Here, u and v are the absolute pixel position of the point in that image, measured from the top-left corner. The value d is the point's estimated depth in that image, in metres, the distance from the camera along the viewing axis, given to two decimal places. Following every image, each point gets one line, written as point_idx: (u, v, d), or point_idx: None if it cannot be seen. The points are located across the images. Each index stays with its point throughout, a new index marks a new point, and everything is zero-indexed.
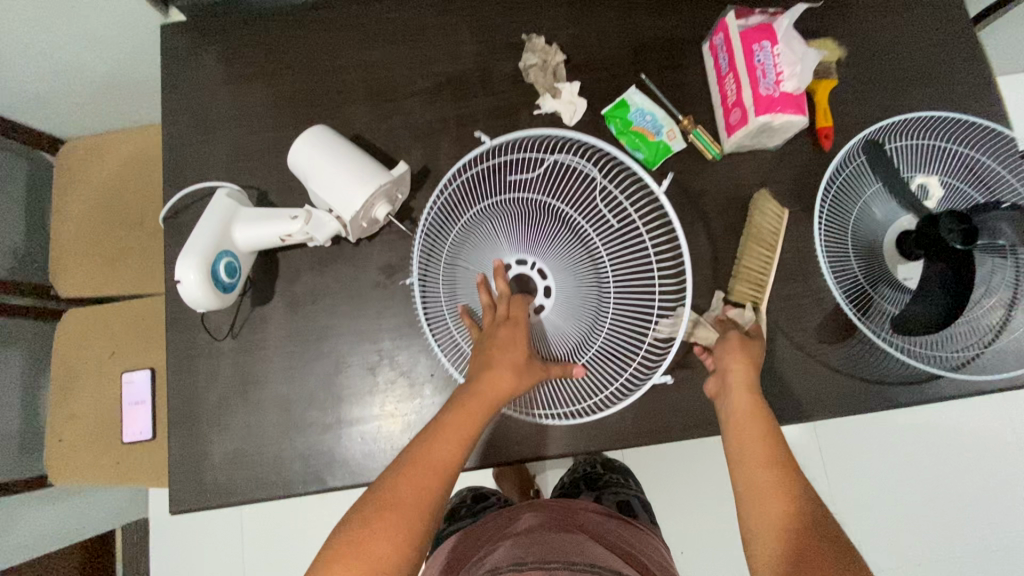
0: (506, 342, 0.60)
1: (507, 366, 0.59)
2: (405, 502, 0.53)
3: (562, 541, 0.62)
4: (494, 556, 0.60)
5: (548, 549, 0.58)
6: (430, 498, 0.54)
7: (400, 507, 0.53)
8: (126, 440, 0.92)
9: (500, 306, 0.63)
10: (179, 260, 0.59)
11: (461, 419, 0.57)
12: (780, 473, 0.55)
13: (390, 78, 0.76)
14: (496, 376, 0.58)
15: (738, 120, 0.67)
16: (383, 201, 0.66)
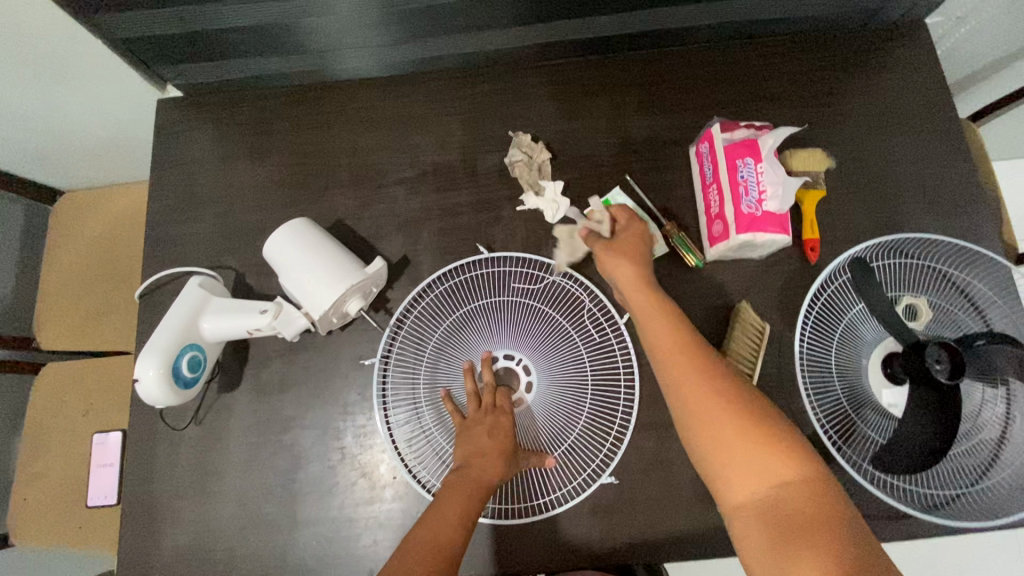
0: (492, 422, 0.61)
1: (495, 447, 0.59)
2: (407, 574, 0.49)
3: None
4: None
5: None
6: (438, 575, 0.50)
7: None
8: (88, 503, 0.88)
9: (486, 395, 0.63)
10: (140, 357, 0.59)
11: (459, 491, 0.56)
12: (703, 372, 0.54)
13: (376, 165, 0.76)
14: (485, 461, 0.58)
15: (719, 233, 0.66)
16: (357, 296, 0.65)
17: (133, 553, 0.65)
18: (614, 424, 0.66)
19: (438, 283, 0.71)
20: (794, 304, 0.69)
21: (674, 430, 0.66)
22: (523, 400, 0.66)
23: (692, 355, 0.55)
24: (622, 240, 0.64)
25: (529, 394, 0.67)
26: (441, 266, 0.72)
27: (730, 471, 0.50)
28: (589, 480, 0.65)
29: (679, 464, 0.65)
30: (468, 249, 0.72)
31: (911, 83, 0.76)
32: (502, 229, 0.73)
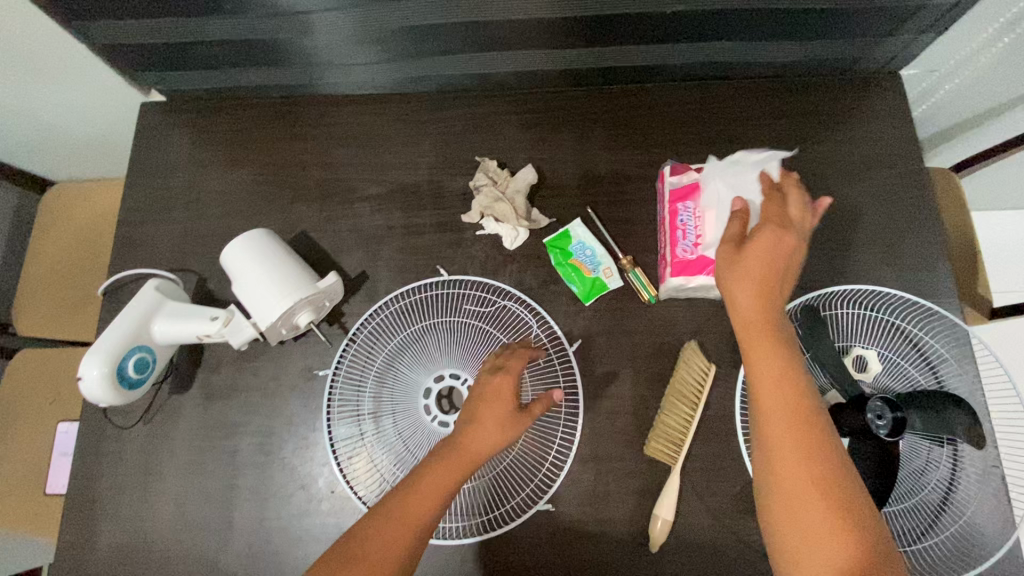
0: (495, 397, 0.56)
1: (492, 421, 0.55)
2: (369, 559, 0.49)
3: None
4: None
5: None
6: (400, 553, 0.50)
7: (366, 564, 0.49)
8: (47, 491, 0.92)
9: (498, 357, 0.59)
10: (87, 355, 0.60)
11: (441, 474, 0.53)
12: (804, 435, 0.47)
13: (345, 180, 0.77)
14: (477, 434, 0.54)
15: (666, 273, 0.67)
16: (307, 309, 0.66)
17: (70, 547, 0.66)
18: (550, 450, 0.66)
19: (390, 302, 0.71)
20: None
21: (613, 465, 0.66)
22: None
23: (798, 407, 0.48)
24: (751, 255, 0.52)
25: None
26: (398, 284, 0.73)
27: (784, 533, 0.46)
28: (521, 505, 0.65)
29: (614, 500, 0.65)
30: (426, 269, 0.73)
31: (879, 135, 0.77)
32: (461, 251, 0.74)
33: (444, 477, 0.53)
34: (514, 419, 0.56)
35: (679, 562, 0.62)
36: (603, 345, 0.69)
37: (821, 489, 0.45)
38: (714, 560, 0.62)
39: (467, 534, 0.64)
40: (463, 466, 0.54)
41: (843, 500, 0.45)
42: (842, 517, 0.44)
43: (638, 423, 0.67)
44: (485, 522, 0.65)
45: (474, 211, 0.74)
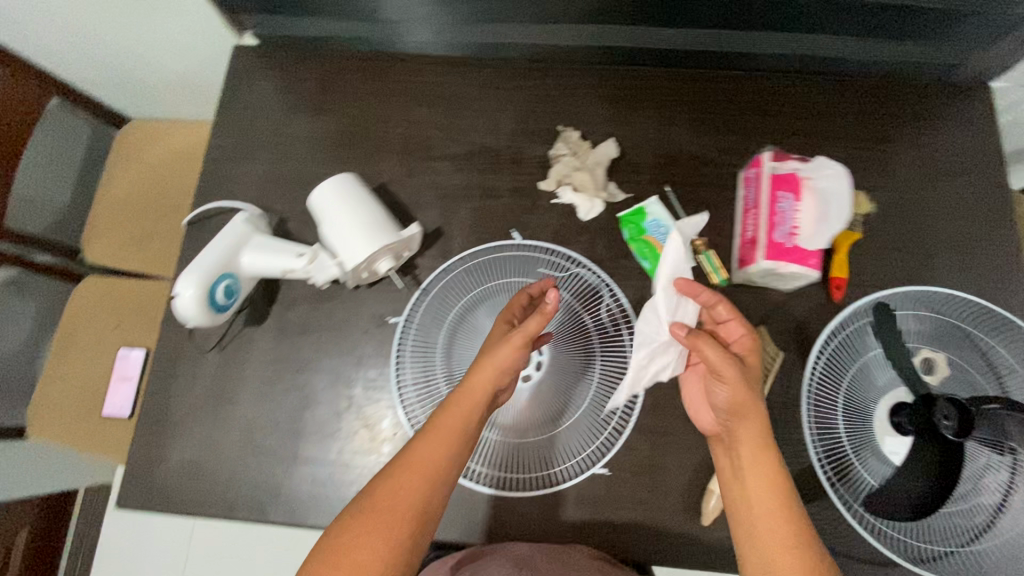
0: (493, 340, 0.60)
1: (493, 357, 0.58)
2: (385, 510, 0.52)
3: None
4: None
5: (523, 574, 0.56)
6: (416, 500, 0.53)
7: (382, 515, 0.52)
8: (104, 414, 0.93)
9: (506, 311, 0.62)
10: (182, 275, 0.62)
11: (448, 426, 0.56)
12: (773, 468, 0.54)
13: (427, 137, 0.78)
14: (485, 371, 0.58)
15: (749, 257, 0.66)
16: (387, 256, 0.68)
17: (141, 460, 0.68)
18: (613, 417, 0.67)
19: (462, 261, 0.73)
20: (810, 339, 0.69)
21: (671, 439, 0.67)
22: (530, 377, 0.68)
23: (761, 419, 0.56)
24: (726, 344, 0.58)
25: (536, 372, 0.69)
26: (471, 243, 0.74)
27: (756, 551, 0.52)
28: (577, 466, 0.66)
29: (669, 473, 0.66)
30: (500, 231, 0.74)
31: (965, 143, 0.76)
32: (535, 218, 0.74)
33: (450, 427, 0.56)
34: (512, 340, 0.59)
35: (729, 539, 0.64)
36: None
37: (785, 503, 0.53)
38: None
39: (522, 488, 0.66)
40: (477, 407, 0.57)
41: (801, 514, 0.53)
42: (795, 507, 0.52)
43: None
44: (542, 478, 0.66)
45: (551, 179, 0.74)
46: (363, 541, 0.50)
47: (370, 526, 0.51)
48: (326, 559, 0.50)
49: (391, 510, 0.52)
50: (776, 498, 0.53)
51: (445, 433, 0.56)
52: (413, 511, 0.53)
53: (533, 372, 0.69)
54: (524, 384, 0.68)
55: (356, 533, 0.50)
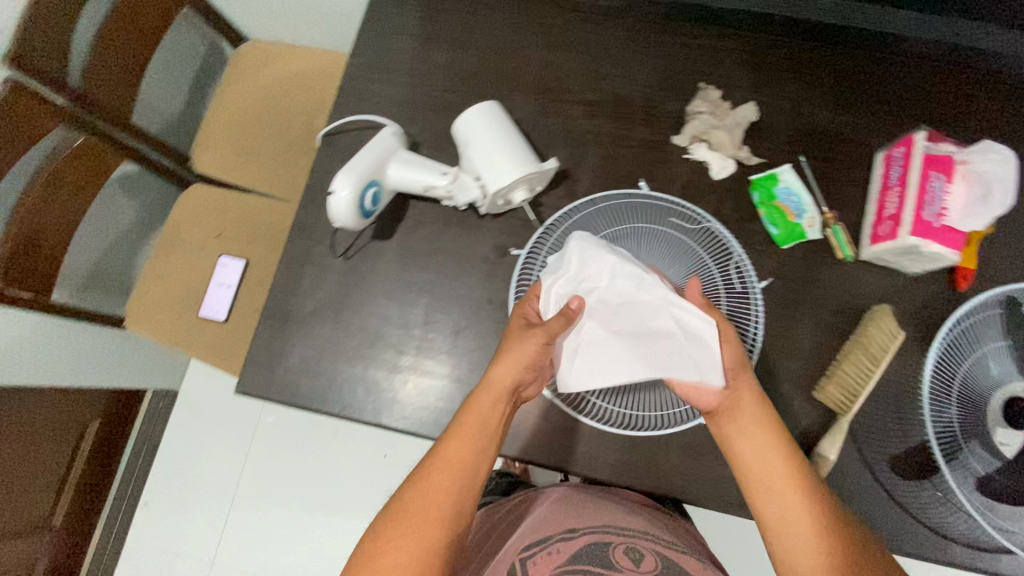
0: (517, 334, 0.59)
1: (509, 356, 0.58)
2: (414, 515, 0.53)
3: (583, 514, 0.64)
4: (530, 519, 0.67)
5: (581, 512, 0.64)
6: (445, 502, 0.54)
7: (412, 517, 0.53)
8: (202, 313, 0.98)
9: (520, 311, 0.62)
10: (338, 175, 0.64)
11: (470, 424, 0.57)
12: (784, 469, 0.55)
13: (563, 80, 0.79)
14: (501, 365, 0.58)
15: (887, 233, 0.67)
16: (524, 186, 0.69)
17: (263, 351, 0.71)
18: None
19: (592, 202, 0.73)
20: (929, 323, 0.69)
21: (780, 401, 0.68)
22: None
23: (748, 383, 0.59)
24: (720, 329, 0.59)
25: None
26: (598, 187, 0.75)
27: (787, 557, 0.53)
28: (686, 412, 0.68)
29: None
30: (629, 179, 0.75)
31: None
32: (665, 170, 0.75)
33: (466, 427, 0.56)
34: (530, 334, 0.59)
35: None
36: (791, 288, 0.70)
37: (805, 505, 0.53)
38: (859, 508, 0.65)
39: (630, 427, 0.68)
40: (497, 404, 0.58)
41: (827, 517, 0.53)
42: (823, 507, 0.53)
43: (811, 369, 0.69)
44: (650, 419, 0.68)
45: (686, 134, 0.74)
46: (394, 543, 0.52)
47: (402, 528, 0.52)
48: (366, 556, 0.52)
49: (417, 507, 0.53)
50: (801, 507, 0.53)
51: (466, 430, 0.56)
52: (440, 506, 0.54)
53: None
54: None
55: (388, 537, 0.52)
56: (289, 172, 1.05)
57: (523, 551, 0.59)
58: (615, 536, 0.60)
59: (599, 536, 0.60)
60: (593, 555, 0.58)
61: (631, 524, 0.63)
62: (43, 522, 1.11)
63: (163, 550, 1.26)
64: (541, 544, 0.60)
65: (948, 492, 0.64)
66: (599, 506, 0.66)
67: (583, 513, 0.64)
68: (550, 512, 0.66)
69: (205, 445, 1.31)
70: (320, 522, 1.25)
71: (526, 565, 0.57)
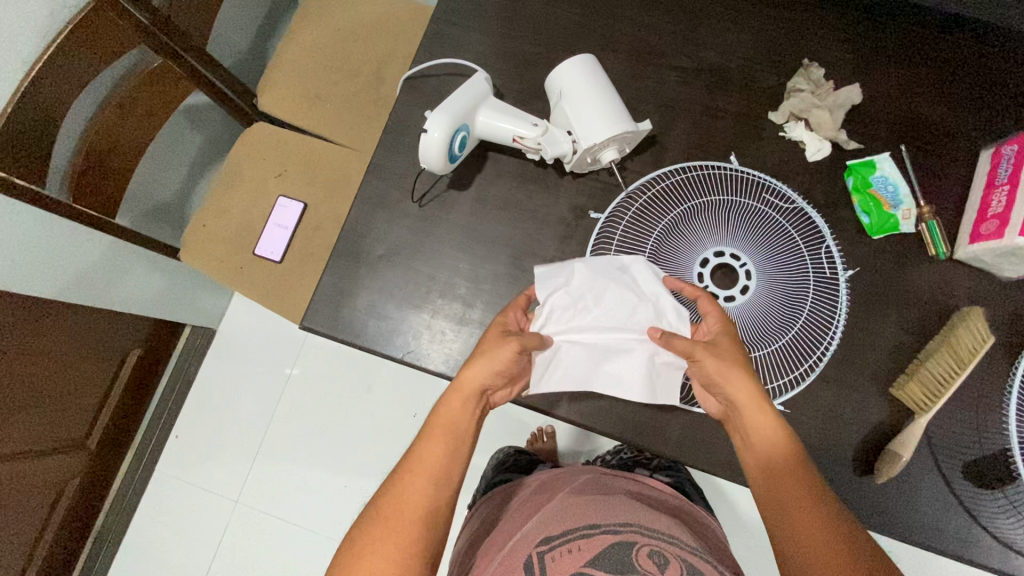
0: (490, 341, 0.59)
1: (483, 361, 0.58)
2: (391, 517, 0.51)
3: (598, 510, 0.59)
4: (540, 518, 0.62)
5: (594, 510, 0.59)
6: (419, 506, 0.52)
7: (391, 519, 0.51)
8: (256, 252, 0.98)
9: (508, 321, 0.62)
10: (430, 114, 0.63)
11: (438, 427, 0.56)
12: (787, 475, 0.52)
13: (658, 44, 0.76)
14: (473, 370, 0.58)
15: (991, 232, 0.64)
16: (616, 147, 0.67)
17: (330, 289, 0.70)
18: (808, 360, 0.64)
19: (677, 172, 0.70)
20: None
21: (854, 394, 0.66)
22: (735, 298, 0.65)
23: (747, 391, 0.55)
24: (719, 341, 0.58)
25: (742, 296, 0.65)
26: (685, 157, 0.73)
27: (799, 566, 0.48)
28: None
29: (845, 426, 0.65)
30: (717, 152, 0.72)
31: None
32: (756, 147, 0.72)
33: (438, 431, 0.56)
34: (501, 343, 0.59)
35: (894, 500, 0.63)
36: (878, 281, 0.68)
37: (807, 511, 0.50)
38: (925, 512, 0.63)
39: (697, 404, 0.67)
40: (465, 407, 0.57)
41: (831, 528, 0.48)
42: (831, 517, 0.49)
43: (890, 365, 0.66)
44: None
45: (783, 111, 0.72)
46: (365, 552, 0.50)
47: (374, 534, 0.51)
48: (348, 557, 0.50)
49: (390, 512, 0.52)
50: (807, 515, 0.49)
51: (438, 432, 0.56)
52: (415, 513, 0.52)
53: (738, 294, 0.65)
54: (727, 304, 0.65)
55: (360, 545, 0.50)
56: (355, 119, 1.04)
57: (539, 546, 0.56)
58: (636, 535, 0.55)
59: (620, 535, 0.55)
60: (610, 553, 0.53)
61: (658, 524, 0.57)
62: (78, 442, 1.12)
63: (190, 484, 1.28)
64: (557, 539, 0.56)
65: (1019, 503, 0.62)
66: (620, 503, 0.61)
67: (603, 509, 0.59)
68: (569, 506, 0.62)
69: (238, 386, 1.32)
70: (344, 474, 1.26)
71: (544, 560, 0.54)
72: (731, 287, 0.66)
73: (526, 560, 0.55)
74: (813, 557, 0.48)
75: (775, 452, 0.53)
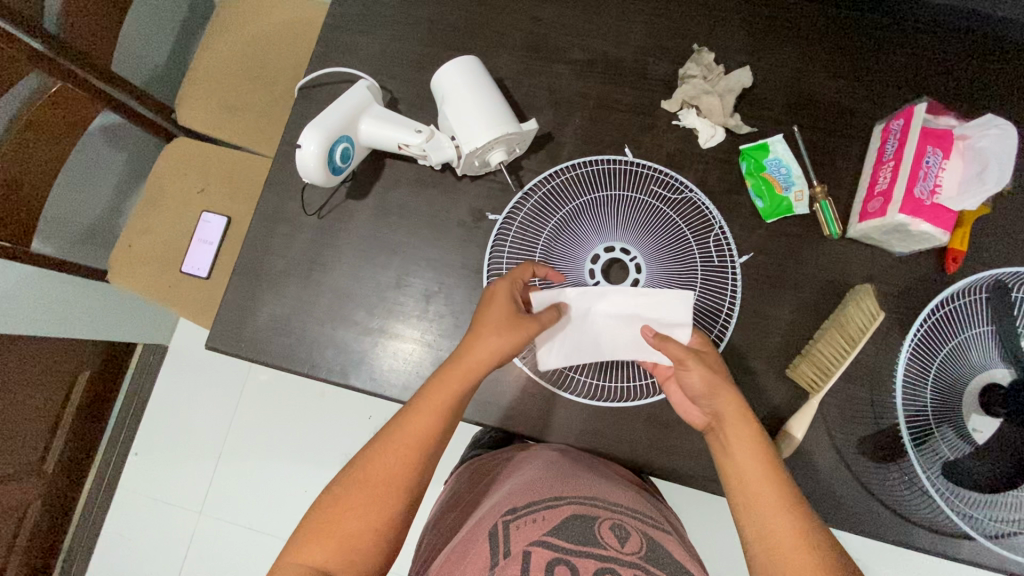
0: (500, 315, 0.57)
1: (500, 337, 0.56)
2: (377, 480, 0.52)
3: (568, 482, 0.58)
4: (509, 488, 0.60)
5: (568, 481, 0.58)
6: (409, 472, 0.53)
7: (376, 483, 0.52)
8: (184, 269, 0.97)
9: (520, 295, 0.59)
10: (306, 129, 0.63)
11: (437, 395, 0.55)
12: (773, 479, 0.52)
13: (551, 37, 0.75)
14: (484, 338, 0.56)
15: (876, 210, 0.64)
16: (502, 148, 0.66)
17: (234, 309, 0.70)
18: None
19: (571, 168, 0.71)
20: (914, 305, 0.67)
21: (752, 378, 0.66)
22: None
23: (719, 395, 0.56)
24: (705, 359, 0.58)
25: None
26: (581, 152, 0.72)
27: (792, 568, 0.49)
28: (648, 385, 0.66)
29: (744, 410, 0.66)
30: (613, 145, 0.72)
31: None
32: (652, 137, 0.72)
33: (442, 403, 0.55)
34: (513, 318, 0.57)
35: (793, 480, 0.64)
36: (773, 266, 0.68)
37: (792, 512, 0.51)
38: (822, 488, 0.64)
39: (597, 397, 0.68)
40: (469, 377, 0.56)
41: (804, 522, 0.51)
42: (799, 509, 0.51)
43: (787, 347, 0.67)
44: (615, 391, 0.68)
45: (676, 99, 0.71)
46: (328, 526, 0.51)
47: (344, 509, 0.51)
48: (320, 522, 0.51)
49: (371, 489, 0.52)
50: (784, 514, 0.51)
51: (437, 402, 0.55)
52: (392, 497, 0.52)
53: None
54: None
55: (326, 523, 0.51)
56: (275, 127, 1.03)
57: (504, 515, 0.54)
58: (600, 510, 0.54)
59: (582, 507, 0.54)
60: (575, 525, 0.51)
61: (618, 499, 0.57)
62: (35, 465, 1.13)
63: (153, 500, 1.28)
64: (523, 508, 0.54)
65: (913, 475, 0.63)
66: (589, 476, 0.60)
67: (571, 480, 0.58)
68: (537, 476, 0.60)
69: (194, 399, 1.33)
70: (304, 480, 1.27)
71: (507, 528, 0.52)
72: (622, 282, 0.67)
73: (491, 528, 0.53)
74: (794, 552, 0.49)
75: (755, 450, 0.54)
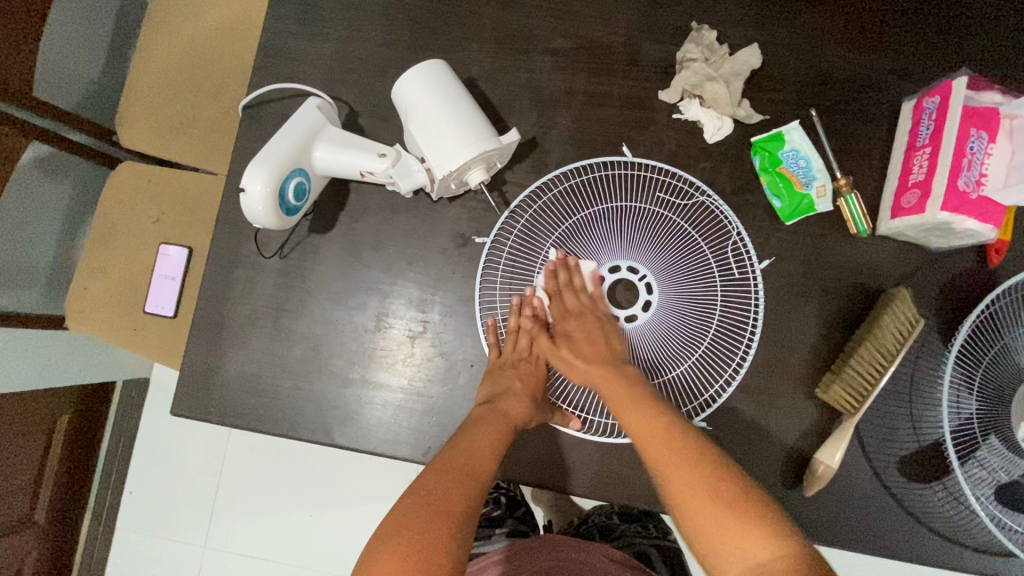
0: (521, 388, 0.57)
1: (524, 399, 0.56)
2: (417, 547, 0.44)
3: None
4: None
5: None
6: (451, 537, 0.45)
7: (416, 552, 0.43)
8: (147, 309, 0.88)
9: (509, 339, 0.59)
10: (249, 166, 0.54)
11: (461, 461, 0.50)
12: (666, 429, 0.48)
13: (527, 25, 0.65)
14: (514, 401, 0.56)
15: (911, 204, 0.56)
16: (481, 166, 0.57)
17: (198, 369, 0.63)
18: (717, 380, 0.58)
19: (562, 178, 0.62)
20: (953, 306, 0.60)
21: (779, 401, 0.60)
22: (635, 317, 0.59)
23: (606, 379, 0.53)
24: (575, 324, 0.57)
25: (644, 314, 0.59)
26: (571, 157, 0.63)
27: (704, 525, 0.43)
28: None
29: (772, 437, 0.59)
30: (607, 146, 0.63)
31: None
32: (651, 135, 0.63)
33: (463, 471, 0.50)
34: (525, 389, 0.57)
35: (830, 510, 0.58)
36: (795, 272, 0.61)
37: (692, 465, 0.46)
38: (862, 519, 0.58)
39: (616, 434, 0.60)
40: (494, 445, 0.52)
41: (714, 478, 0.45)
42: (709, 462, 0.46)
43: (815, 364, 0.60)
44: None
45: (675, 88, 0.62)
46: (396, 571, 0.43)
47: (411, 547, 0.44)
48: None
49: (430, 525, 0.45)
50: (694, 472, 0.45)
51: (460, 471, 0.50)
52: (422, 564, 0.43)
53: (639, 312, 0.59)
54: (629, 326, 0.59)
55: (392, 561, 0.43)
56: (228, 141, 0.92)
57: None
58: None
59: None
60: None
61: None
62: (24, 520, 1.05)
63: (154, 537, 1.19)
64: None
65: (959, 493, 0.58)
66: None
67: None
68: None
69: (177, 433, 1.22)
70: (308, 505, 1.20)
71: None
72: (632, 305, 0.59)
73: None
74: (719, 525, 0.43)
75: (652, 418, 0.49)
